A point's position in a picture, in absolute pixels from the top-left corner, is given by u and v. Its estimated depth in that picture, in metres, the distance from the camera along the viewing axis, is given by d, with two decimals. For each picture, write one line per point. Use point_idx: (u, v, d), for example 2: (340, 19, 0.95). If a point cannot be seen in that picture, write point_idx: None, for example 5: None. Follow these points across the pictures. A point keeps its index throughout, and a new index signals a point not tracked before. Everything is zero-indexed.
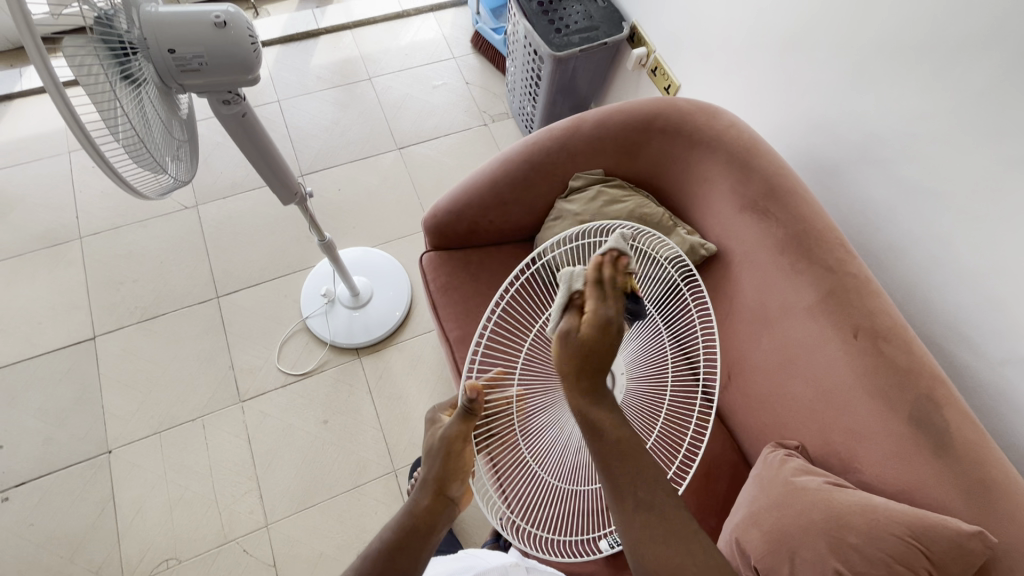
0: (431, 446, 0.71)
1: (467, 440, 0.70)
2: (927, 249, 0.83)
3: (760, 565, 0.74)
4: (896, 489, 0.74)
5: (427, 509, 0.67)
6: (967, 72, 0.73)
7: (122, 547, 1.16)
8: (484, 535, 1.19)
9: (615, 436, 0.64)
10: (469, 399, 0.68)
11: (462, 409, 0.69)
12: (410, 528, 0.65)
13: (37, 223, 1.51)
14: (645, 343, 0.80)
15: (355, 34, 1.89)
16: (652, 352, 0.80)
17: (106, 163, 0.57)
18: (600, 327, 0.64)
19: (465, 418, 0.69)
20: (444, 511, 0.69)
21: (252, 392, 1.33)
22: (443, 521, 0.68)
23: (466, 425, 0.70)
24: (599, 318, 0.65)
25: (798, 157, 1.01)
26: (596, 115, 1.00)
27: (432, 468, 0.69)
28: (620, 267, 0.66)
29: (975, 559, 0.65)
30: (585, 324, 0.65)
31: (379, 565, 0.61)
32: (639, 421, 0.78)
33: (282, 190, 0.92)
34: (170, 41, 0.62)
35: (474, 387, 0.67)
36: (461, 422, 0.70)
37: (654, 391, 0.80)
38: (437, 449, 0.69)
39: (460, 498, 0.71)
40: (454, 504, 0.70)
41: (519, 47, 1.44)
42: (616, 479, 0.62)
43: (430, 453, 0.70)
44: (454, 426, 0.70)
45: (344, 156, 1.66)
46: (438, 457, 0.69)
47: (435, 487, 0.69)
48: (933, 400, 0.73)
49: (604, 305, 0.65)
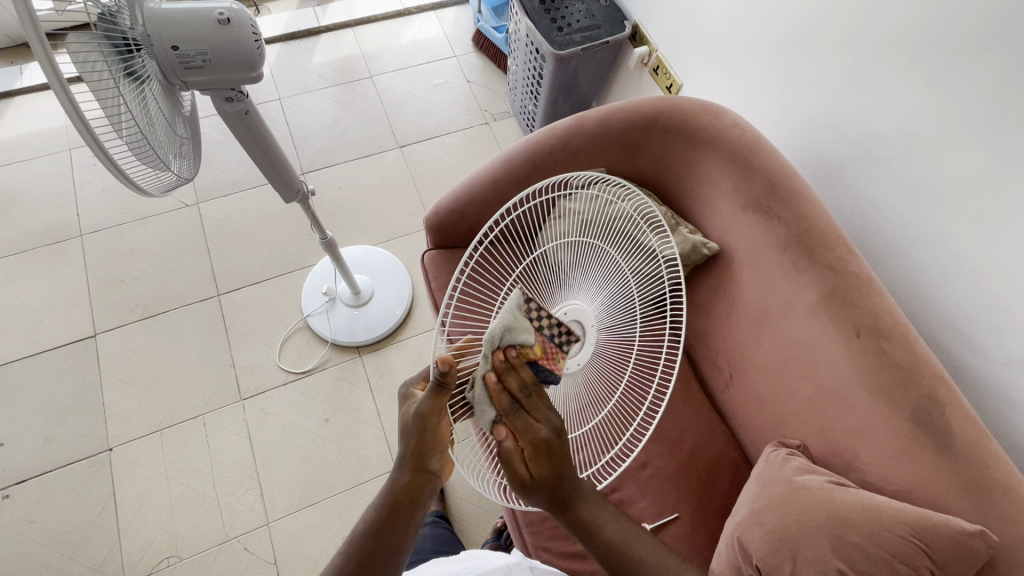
0: (404, 421, 0.66)
1: (442, 413, 0.66)
2: (927, 248, 0.83)
3: (762, 564, 0.73)
4: (898, 488, 0.74)
5: (409, 485, 0.64)
6: (968, 73, 0.73)
7: (122, 544, 1.16)
8: (484, 534, 1.20)
9: (606, 537, 0.67)
10: (442, 372, 0.63)
11: (434, 382, 0.65)
12: (392, 508, 0.63)
13: (38, 221, 1.50)
14: (616, 300, 0.78)
15: (357, 32, 1.89)
16: (621, 306, 0.78)
17: (110, 159, 0.57)
18: (538, 443, 0.62)
19: (438, 392, 0.65)
20: (427, 485, 0.65)
21: (252, 390, 1.33)
22: (425, 497, 0.64)
23: (439, 398, 0.65)
24: (530, 430, 0.63)
25: (801, 156, 1.01)
26: (597, 114, 1.01)
27: (407, 443, 0.65)
28: (511, 363, 0.65)
29: (977, 559, 0.65)
30: (528, 452, 0.63)
31: (362, 554, 0.61)
32: (603, 373, 0.77)
33: (283, 187, 0.91)
34: (173, 38, 0.61)
35: (447, 360, 0.62)
36: (434, 395, 0.65)
37: (624, 344, 0.78)
38: (411, 425, 0.65)
39: (442, 472, 0.66)
40: (437, 478, 0.66)
41: (521, 45, 1.44)
42: (605, 533, 0.67)
43: (405, 429, 0.66)
44: (426, 400, 0.65)
45: (345, 155, 1.66)
46: (413, 433, 0.65)
47: (414, 463, 0.64)
48: (936, 399, 0.73)
49: (532, 418, 0.64)
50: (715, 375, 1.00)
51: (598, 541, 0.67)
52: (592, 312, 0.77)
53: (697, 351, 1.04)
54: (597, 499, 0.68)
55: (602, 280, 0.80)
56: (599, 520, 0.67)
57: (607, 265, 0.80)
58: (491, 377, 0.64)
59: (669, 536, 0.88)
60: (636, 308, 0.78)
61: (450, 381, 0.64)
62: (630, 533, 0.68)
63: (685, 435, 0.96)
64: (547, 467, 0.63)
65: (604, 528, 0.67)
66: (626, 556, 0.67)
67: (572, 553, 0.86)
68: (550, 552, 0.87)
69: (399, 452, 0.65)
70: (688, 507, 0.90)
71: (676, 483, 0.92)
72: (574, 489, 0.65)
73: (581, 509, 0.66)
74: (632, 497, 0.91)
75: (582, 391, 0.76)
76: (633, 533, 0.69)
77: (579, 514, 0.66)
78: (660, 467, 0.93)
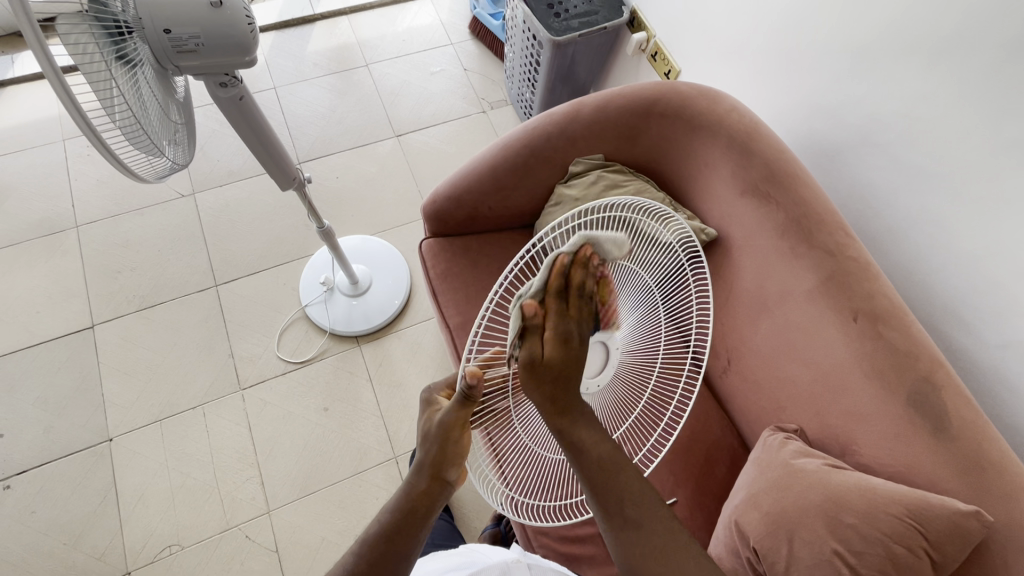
0: (426, 431, 0.64)
1: (465, 427, 0.62)
2: (926, 233, 0.83)
3: (759, 546, 0.74)
4: (893, 470, 0.75)
5: (425, 492, 0.64)
6: (967, 53, 0.72)
7: (125, 533, 1.17)
8: (484, 520, 1.21)
9: (596, 456, 0.61)
10: (469, 385, 0.56)
11: (459, 396, 0.59)
12: (408, 511, 0.63)
13: (34, 212, 1.50)
14: (642, 319, 0.73)
15: (351, 20, 1.87)
16: (649, 327, 0.74)
17: (102, 144, 0.57)
18: (568, 335, 0.57)
19: (463, 406, 0.59)
20: (441, 493, 0.65)
21: (252, 379, 1.33)
22: (440, 501, 0.65)
23: (463, 412, 0.60)
24: (564, 322, 0.57)
25: (800, 142, 1.00)
26: (595, 100, 1.00)
27: (426, 451, 0.63)
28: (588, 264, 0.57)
29: (970, 538, 0.66)
30: (548, 337, 0.56)
31: (372, 554, 0.60)
32: (624, 393, 0.75)
33: (279, 174, 0.91)
34: (165, 22, 0.60)
35: (476, 373, 0.55)
36: (458, 409, 0.60)
37: (646, 359, 0.76)
38: (433, 434, 0.62)
39: (457, 480, 0.66)
40: (451, 484, 0.65)
41: (518, 32, 1.43)
42: (594, 451, 0.61)
43: (426, 437, 0.63)
44: (450, 413, 0.60)
45: (342, 144, 1.65)
46: (433, 443, 0.62)
47: (432, 471, 0.64)
48: (932, 382, 0.74)
49: (569, 313, 0.57)
50: (712, 362, 1.01)
51: (587, 461, 0.61)
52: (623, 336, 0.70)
53: None
54: (592, 423, 0.63)
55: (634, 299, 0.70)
56: (591, 442, 0.62)
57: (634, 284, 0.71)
58: (565, 259, 0.55)
59: None
60: (662, 325, 0.75)
61: (477, 395, 0.57)
62: (623, 455, 0.63)
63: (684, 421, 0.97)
64: (560, 364, 0.57)
65: (594, 452, 0.61)
66: (616, 483, 0.62)
67: (571, 537, 0.88)
68: (549, 537, 0.88)
69: (417, 459, 0.64)
70: (686, 491, 0.91)
71: (675, 468, 0.93)
72: (574, 401, 0.61)
73: (576, 426, 0.61)
74: None
75: (604, 410, 0.73)
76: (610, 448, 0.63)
77: (569, 436, 0.61)
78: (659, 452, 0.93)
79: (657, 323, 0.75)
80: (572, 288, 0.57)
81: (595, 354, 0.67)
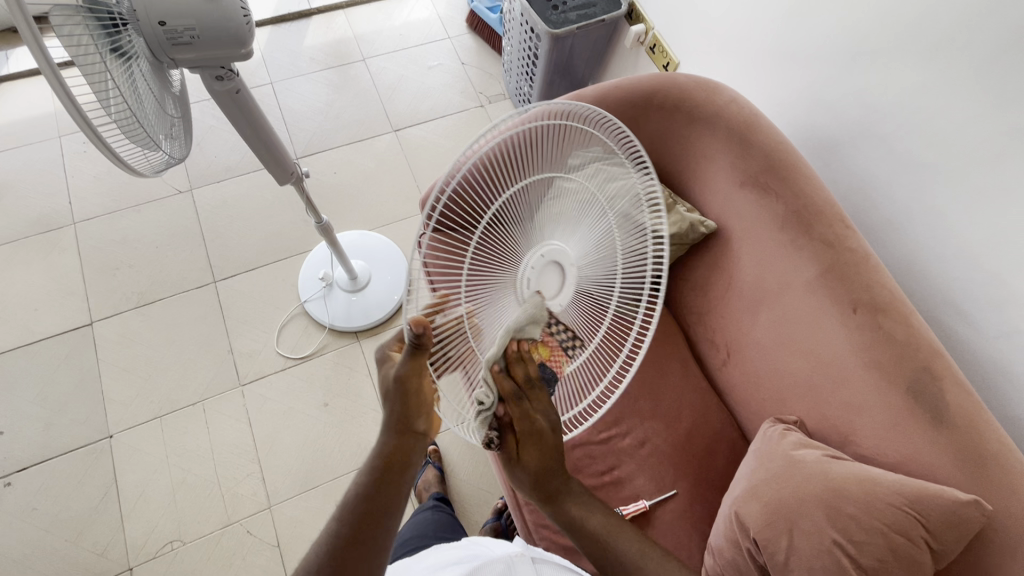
0: (386, 387, 0.64)
1: (423, 374, 0.63)
2: (926, 223, 0.83)
3: (760, 537, 0.74)
4: (893, 461, 0.75)
5: (398, 449, 0.63)
6: (968, 43, 0.72)
7: (126, 529, 1.17)
8: (484, 513, 1.21)
9: (593, 530, 0.69)
10: (417, 334, 0.59)
11: (409, 345, 0.61)
12: (382, 470, 0.62)
13: (32, 209, 1.49)
14: (590, 230, 0.66)
15: (348, 14, 1.86)
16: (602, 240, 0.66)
17: (99, 138, 0.56)
18: (533, 428, 0.61)
19: (415, 355, 0.61)
20: (415, 445, 0.64)
21: (252, 375, 1.33)
22: (416, 457, 0.64)
23: (417, 362, 0.62)
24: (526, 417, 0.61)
25: (800, 134, 1.00)
26: (593, 92, 0.98)
27: (389, 409, 0.63)
28: (522, 354, 0.59)
29: (970, 528, 0.66)
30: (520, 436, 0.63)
31: (354, 515, 0.59)
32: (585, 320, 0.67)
33: (276, 169, 0.90)
34: (160, 14, 0.59)
35: (421, 322, 0.59)
36: (410, 359, 0.62)
37: (605, 283, 0.66)
38: (393, 391, 0.63)
39: (428, 430, 0.66)
40: (423, 437, 0.65)
41: (516, 25, 1.42)
42: (590, 525, 0.70)
43: (387, 395, 0.64)
44: (404, 363, 0.62)
45: (340, 139, 1.64)
46: (395, 397, 0.63)
47: (400, 427, 0.63)
48: (932, 372, 0.74)
49: (532, 410, 0.61)
50: (712, 354, 1.01)
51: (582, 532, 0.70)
52: (573, 252, 0.65)
53: (692, 330, 1.04)
54: (585, 498, 0.71)
55: (581, 217, 0.66)
56: (584, 514, 0.70)
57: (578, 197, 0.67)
58: (496, 366, 0.58)
59: (667, 512, 0.89)
60: (618, 252, 0.66)
61: (425, 343, 0.60)
62: (617, 527, 0.70)
63: (683, 413, 0.96)
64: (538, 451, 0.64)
65: (589, 521, 0.70)
66: (613, 547, 0.69)
67: None
68: (550, 529, 0.88)
69: (384, 416, 0.64)
70: (687, 483, 0.91)
71: (675, 460, 0.92)
72: (564, 484, 0.69)
73: (569, 504, 0.70)
74: (631, 475, 0.91)
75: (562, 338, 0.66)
76: (608, 522, 0.71)
77: (566, 510, 0.69)
78: (659, 445, 0.93)
79: (612, 253, 0.66)
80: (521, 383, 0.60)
81: (547, 279, 0.65)
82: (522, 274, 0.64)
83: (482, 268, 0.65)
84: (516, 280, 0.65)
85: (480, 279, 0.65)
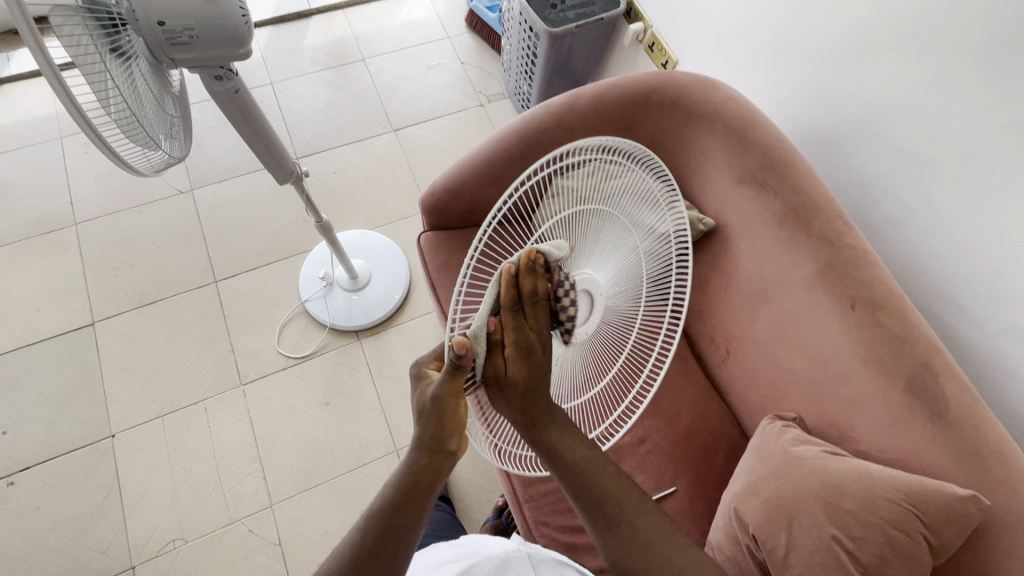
0: (421, 407, 0.61)
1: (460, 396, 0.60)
2: (925, 220, 0.83)
3: (759, 533, 0.74)
4: (892, 456, 0.75)
5: (428, 466, 0.62)
6: (965, 38, 0.72)
7: (128, 528, 1.17)
8: (484, 512, 1.21)
9: (576, 459, 0.63)
10: (457, 356, 0.55)
11: (448, 366, 0.57)
12: (410, 487, 0.61)
13: (33, 210, 1.50)
14: (620, 260, 0.71)
15: (347, 14, 1.86)
16: (630, 270, 0.72)
17: (100, 138, 0.57)
18: (524, 344, 0.59)
19: (454, 377, 0.57)
20: (445, 464, 0.63)
21: (253, 374, 1.33)
22: (444, 476, 0.63)
23: (455, 384, 0.58)
24: (520, 333, 0.58)
25: (798, 131, 1.00)
26: (591, 91, 0.99)
27: (423, 426, 0.62)
28: (535, 269, 0.57)
29: (968, 522, 0.66)
30: (508, 351, 0.59)
31: (377, 526, 0.59)
32: (609, 340, 0.75)
33: (276, 168, 0.90)
34: (159, 14, 0.60)
35: (465, 343, 0.55)
36: (449, 380, 0.58)
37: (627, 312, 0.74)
38: (429, 410, 0.61)
39: (459, 450, 0.64)
40: (454, 455, 0.64)
41: (515, 24, 1.43)
42: (573, 456, 0.63)
43: (422, 414, 0.61)
44: (442, 384, 0.59)
45: (339, 139, 1.64)
46: (431, 418, 0.61)
47: (431, 444, 0.62)
48: (930, 367, 0.74)
49: (527, 323, 0.59)
50: (711, 351, 1.01)
51: (563, 464, 0.63)
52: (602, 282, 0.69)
53: (693, 327, 1.05)
54: (568, 426, 0.64)
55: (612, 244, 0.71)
56: (567, 446, 0.63)
57: (614, 229, 0.71)
58: (511, 271, 0.56)
59: (666, 509, 0.89)
60: (643, 281, 0.73)
61: (467, 364, 0.56)
62: (598, 455, 0.64)
63: (683, 410, 0.96)
64: (524, 376, 0.60)
65: (571, 454, 0.63)
66: (595, 482, 0.63)
67: (571, 527, 0.88)
68: (550, 526, 0.88)
69: (415, 433, 0.63)
70: (686, 481, 0.91)
71: (675, 458, 0.93)
72: (548, 406, 0.63)
73: (549, 431, 0.63)
74: (630, 472, 0.91)
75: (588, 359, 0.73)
76: (590, 453, 0.64)
77: (547, 438, 0.62)
78: (659, 442, 0.94)
79: (637, 282, 0.73)
80: (525, 296, 0.57)
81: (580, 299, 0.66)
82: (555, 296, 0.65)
83: None
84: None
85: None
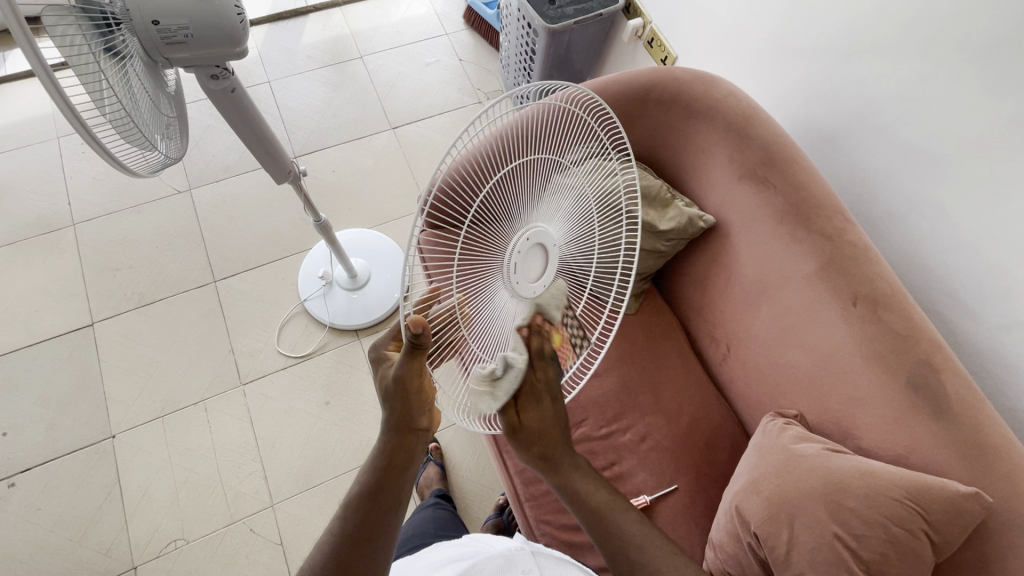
0: (384, 386, 0.60)
1: (423, 373, 0.59)
2: (925, 215, 0.83)
3: (760, 531, 0.74)
4: (894, 454, 0.75)
5: (397, 448, 0.61)
6: (966, 33, 0.71)
7: (129, 529, 1.17)
8: (485, 510, 1.21)
9: (596, 502, 0.65)
10: (416, 334, 0.53)
11: (407, 346, 0.55)
12: (384, 470, 0.61)
13: (31, 211, 1.49)
14: (571, 214, 0.65)
15: (345, 12, 1.85)
16: (582, 223, 0.66)
17: (95, 139, 0.56)
18: (535, 391, 0.59)
19: (414, 356, 0.56)
20: (417, 442, 0.63)
21: (253, 374, 1.33)
22: (418, 455, 0.63)
23: (417, 363, 0.57)
24: (530, 383, 0.59)
25: (798, 126, 0.99)
26: (590, 86, 0.98)
27: (390, 409, 0.61)
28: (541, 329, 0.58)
29: (971, 519, 0.66)
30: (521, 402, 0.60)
31: (358, 513, 0.60)
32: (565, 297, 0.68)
33: (273, 167, 0.90)
34: (153, 13, 0.59)
35: (421, 322, 0.52)
36: (410, 360, 0.56)
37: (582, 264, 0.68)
38: (392, 390, 0.59)
39: (431, 426, 0.63)
40: (426, 432, 0.63)
41: (513, 21, 1.42)
42: (592, 500, 0.65)
43: (385, 394, 0.60)
44: (403, 364, 0.57)
45: (337, 138, 1.64)
46: (394, 400, 0.59)
47: (400, 426, 0.61)
48: (932, 364, 0.74)
49: (535, 376, 0.59)
50: (712, 348, 1.01)
51: (583, 507, 0.65)
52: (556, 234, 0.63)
53: (693, 324, 1.04)
54: (586, 469, 0.66)
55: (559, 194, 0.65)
56: (587, 489, 0.65)
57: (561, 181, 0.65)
58: (522, 330, 0.58)
59: (667, 507, 0.88)
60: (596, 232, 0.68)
61: (424, 343, 0.54)
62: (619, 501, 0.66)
63: (684, 407, 0.96)
64: (540, 422, 0.61)
65: (590, 497, 0.65)
66: (615, 527, 0.64)
67: (572, 525, 0.87)
68: (552, 525, 0.88)
69: (383, 416, 0.61)
70: (687, 478, 0.91)
71: (676, 455, 0.92)
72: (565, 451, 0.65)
73: (569, 475, 0.65)
74: (631, 470, 0.91)
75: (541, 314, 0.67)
76: (608, 496, 0.66)
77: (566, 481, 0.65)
78: (659, 439, 0.93)
79: (591, 233, 0.67)
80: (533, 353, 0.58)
81: (532, 257, 0.61)
82: (508, 258, 0.59)
83: (473, 263, 0.59)
84: (501, 267, 0.59)
85: (472, 269, 0.59)
